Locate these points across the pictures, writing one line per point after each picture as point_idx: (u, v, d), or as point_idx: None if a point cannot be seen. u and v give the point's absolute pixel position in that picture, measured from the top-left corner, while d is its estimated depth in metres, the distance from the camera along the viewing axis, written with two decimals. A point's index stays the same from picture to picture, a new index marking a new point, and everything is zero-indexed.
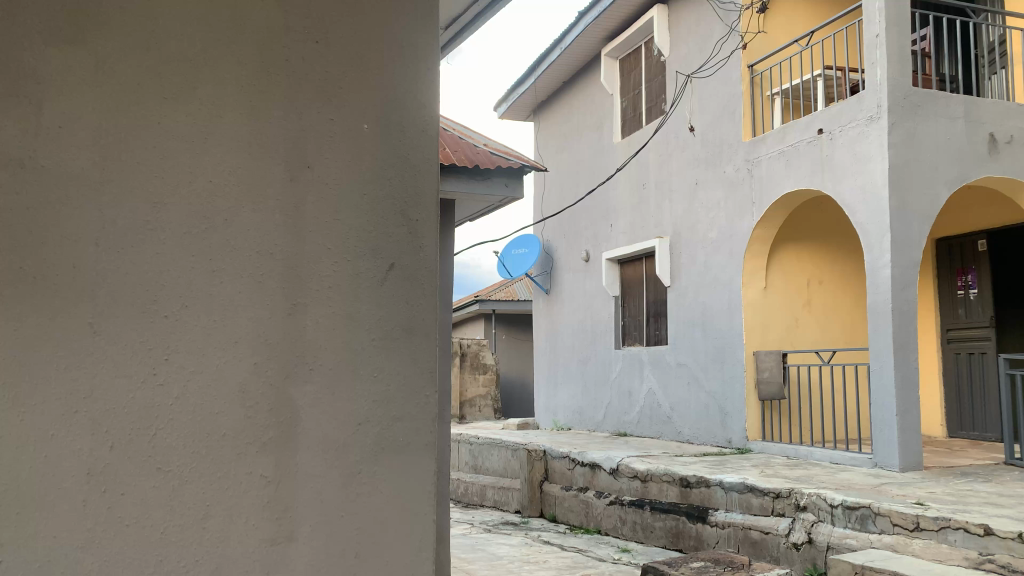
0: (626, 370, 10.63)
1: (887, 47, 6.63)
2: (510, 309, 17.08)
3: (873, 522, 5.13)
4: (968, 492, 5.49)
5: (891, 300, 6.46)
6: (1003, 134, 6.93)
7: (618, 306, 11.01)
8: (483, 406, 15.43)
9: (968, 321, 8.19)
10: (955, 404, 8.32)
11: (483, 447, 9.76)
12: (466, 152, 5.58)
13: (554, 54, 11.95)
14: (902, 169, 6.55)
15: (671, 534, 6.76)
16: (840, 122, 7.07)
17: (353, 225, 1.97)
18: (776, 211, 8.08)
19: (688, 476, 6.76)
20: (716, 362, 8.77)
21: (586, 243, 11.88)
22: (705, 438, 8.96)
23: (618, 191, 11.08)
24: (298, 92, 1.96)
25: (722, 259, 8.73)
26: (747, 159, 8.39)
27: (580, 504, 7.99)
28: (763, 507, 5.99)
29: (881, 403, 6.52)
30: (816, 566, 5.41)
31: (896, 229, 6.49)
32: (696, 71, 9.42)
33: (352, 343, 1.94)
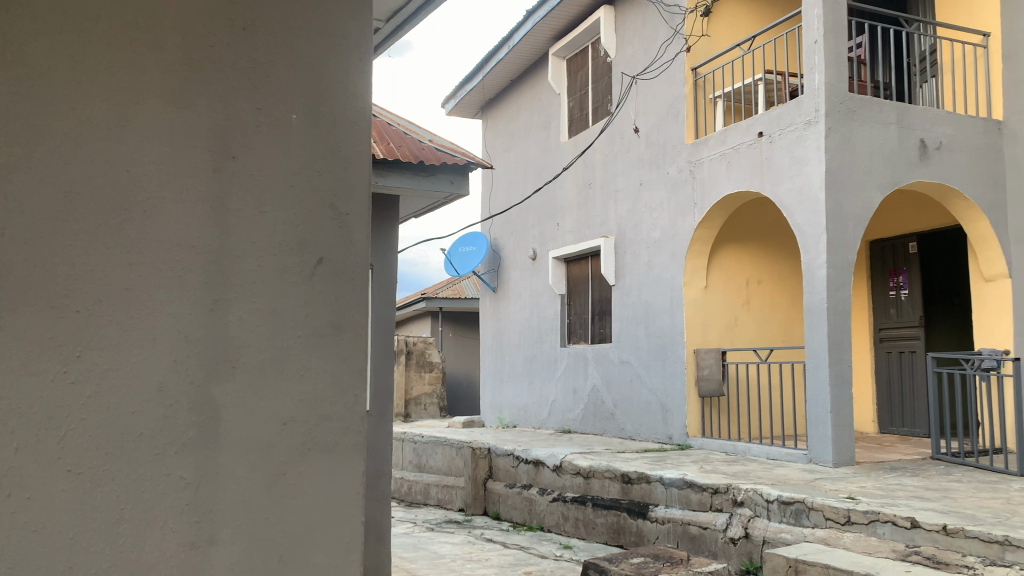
0: (570, 368, 10.70)
1: (824, 54, 6.79)
2: (457, 306, 17.04)
3: (807, 517, 5.27)
4: (896, 486, 5.68)
5: (826, 300, 6.63)
6: (932, 140, 7.17)
7: (564, 304, 11.07)
8: (429, 404, 15.36)
9: (898, 321, 8.46)
10: (886, 401, 8.60)
11: (427, 445, 9.71)
12: (411, 148, 5.52)
13: (502, 52, 11.95)
14: (837, 172, 6.72)
15: (612, 531, 6.82)
16: (779, 125, 7.21)
17: (281, 219, 1.94)
18: (716, 212, 8.21)
19: (630, 472, 6.86)
20: (658, 360, 8.89)
21: (532, 241, 11.92)
22: (646, 434, 9.06)
23: (564, 190, 11.14)
24: (222, 81, 1.91)
25: (665, 260, 8.84)
26: (689, 160, 8.51)
27: (523, 501, 8.00)
28: (702, 503, 6.09)
29: (815, 400, 6.69)
30: (752, 561, 5.50)
31: (832, 231, 6.66)
32: (641, 73, 9.52)
33: (277, 340, 1.91)
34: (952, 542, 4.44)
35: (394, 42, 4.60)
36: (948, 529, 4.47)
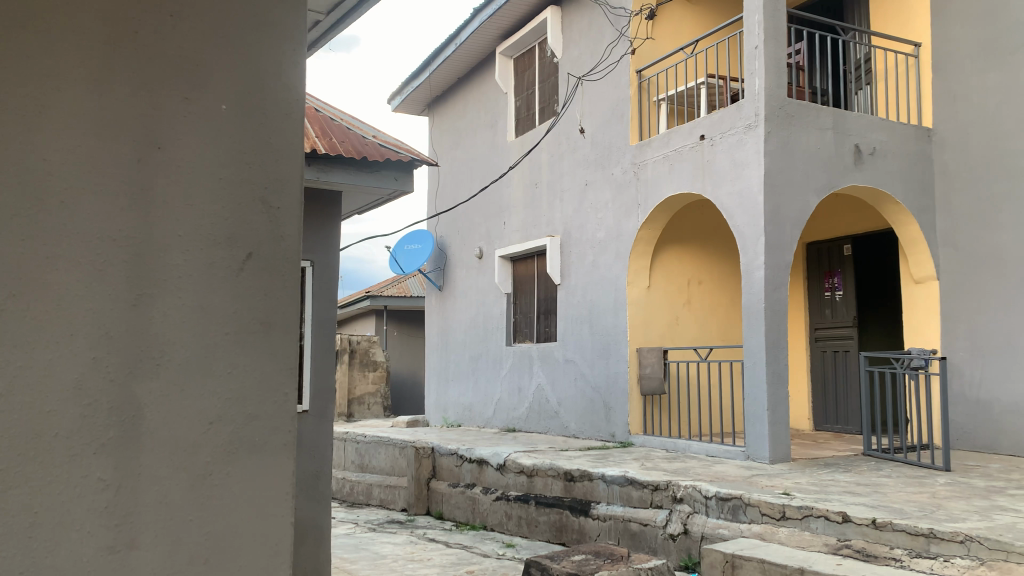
0: (515, 366, 10.72)
1: (765, 59, 6.94)
2: (402, 305, 16.90)
3: (743, 512, 5.37)
4: (829, 482, 5.83)
5: (764, 300, 6.77)
6: (866, 146, 7.37)
7: (510, 303, 11.09)
8: (373, 403, 15.23)
9: (833, 321, 8.70)
10: (820, 399, 8.84)
11: (370, 445, 9.61)
12: (354, 144, 5.45)
13: (449, 49, 11.89)
14: (776, 176, 6.86)
15: (554, 528, 6.85)
16: (720, 128, 7.33)
17: (209, 212, 1.89)
18: (659, 213, 8.31)
19: (573, 470, 6.90)
20: (601, 358, 8.96)
21: (479, 239, 11.92)
22: (589, 432, 9.13)
23: (511, 189, 11.16)
24: (149, 69, 1.85)
25: (609, 259, 8.91)
26: (633, 161, 8.59)
27: (466, 500, 7.98)
28: (642, 500, 6.16)
29: (752, 398, 6.83)
30: (691, 556, 5.60)
31: (770, 233, 6.81)
32: (586, 74, 9.59)
33: (204, 337, 1.86)
34: (881, 535, 4.58)
35: (334, 36, 4.51)
36: (877, 522, 4.61)
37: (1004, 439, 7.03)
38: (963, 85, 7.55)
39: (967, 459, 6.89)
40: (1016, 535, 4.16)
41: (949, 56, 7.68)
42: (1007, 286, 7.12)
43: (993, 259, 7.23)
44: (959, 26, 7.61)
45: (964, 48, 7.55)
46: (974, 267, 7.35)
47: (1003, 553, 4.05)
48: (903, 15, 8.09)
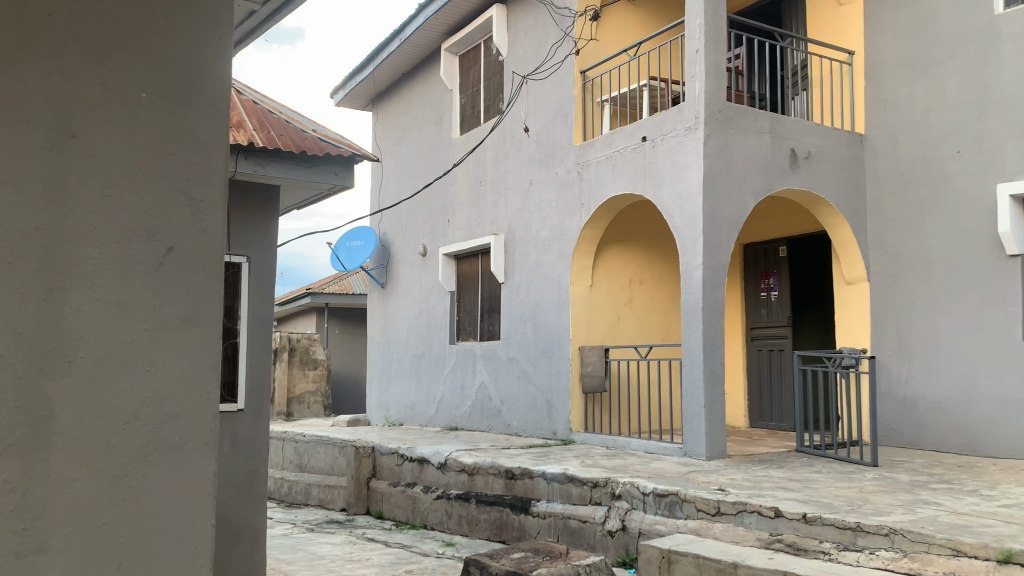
0: (458, 365, 10.69)
1: (705, 63, 7.04)
2: (343, 302, 16.67)
3: (680, 508, 5.44)
4: (762, 477, 5.97)
5: (702, 300, 6.88)
6: (802, 150, 7.56)
7: (453, 301, 11.06)
8: (313, 402, 14.99)
9: (768, 320, 8.91)
10: (756, 396, 9.05)
11: (308, 445, 9.47)
12: (293, 137, 5.32)
13: (393, 44, 11.78)
14: (714, 178, 6.98)
15: (494, 526, 6.86)
16: (661, 131, 7.42)
17: (127, 203, 1.97)
18: (602, 213, 8.37)
19: (514, 468, 6.89)
20: (544, 357, 8.99)
21: (422, 237, 11.85)
22: (532, 430, 9.14)
23: (455, 187, 11.11)
24: (62, 68, 1.91)
25: (553, 258, 8.93)
26: (577, 161, 8.64)
27: (406, 499, 7.91)
28: (582, 497, 6.20)
29: (690, 395, 6.93)
30: (629, 552, 5.68)
31: (708, 234, 6.92)
32: (531, 73, 9.61)
33: (120, 335, 1.93)
34: (811, 529, 4.68)
35: (263, 29, 4.40)
36: (808, 517, 4.71)
37: (928, 434, 7.29)
38: (893, 93, 7.80)
39: (893, 455, 7.13)
40: (937, 528, 4.30)
41: (879, 65, 7.94)
42: (932, 287, 7.38)
43: (920, 261, 7.47)
44: (889, 36, 7.86)
45: (893, 57, 7.81)
46: (902, 269, 7.61)
47: (925, 545, 4.16)
48: (838, 23, 8.33)
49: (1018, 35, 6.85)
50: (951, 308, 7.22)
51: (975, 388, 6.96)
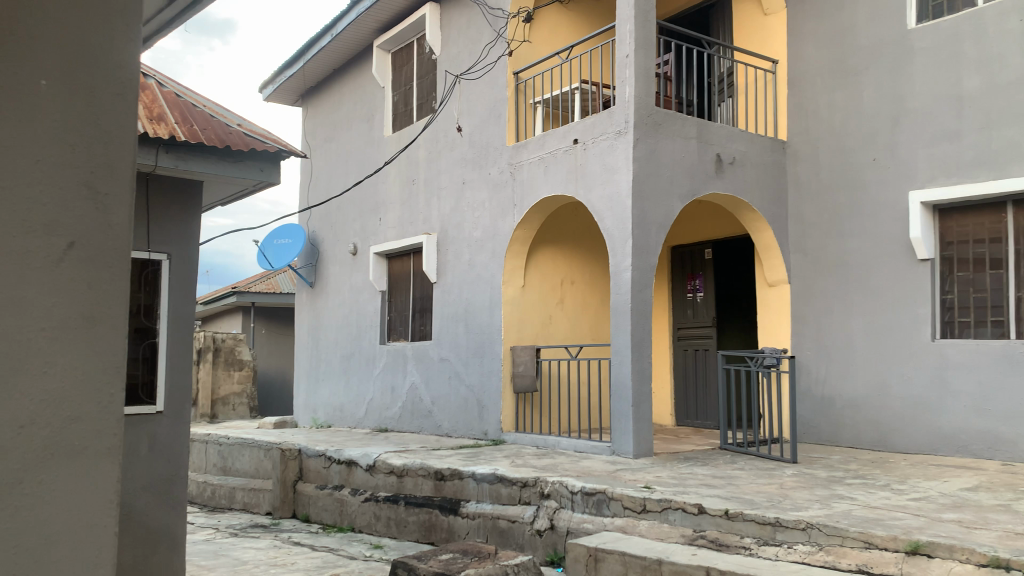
0: (389, 365, 10.58)
1: (635, 68, 7.12)
2: (270, 301, 16.32)
3: (607, 506, 5.50)
4: (688, 475, 6.09)
5: (631, 301, 6.98)
6: (727, 155, 7.75)
7: (384, 301, 10.96)
8: (238, 404, 14.60)
9: (694, 321, 9.12)
10: (682, 395, 9.23)
11: (233, 447, 9.25)
12: (217, 132, 5.19)
13: (324, 40, 11.58)
14: (643, 182, 7.08)
15: (423, 528, 6.82)
16: (593, 133, 7.49)
17: (26, 196, 1.92)
18: (535, 214, 8.41)
19: (443, 469, 6.84)
20: (475, 357, 8.97)
21: (353, 235, 11.70)
22: (462, 430, 9.10)
23: (387, 185, 11.00)
24: None
25: (485, 258, 8.93)
26: (509, 162, 8.65)
27: (334, 502, 7.79)
28: (511, 497, 6.22)
29: (619, 395, 7.02)
30: (556, 551, 5.72)
31: (636, 236, 7.02)
32: (464, 73, 9.60)
33: (16, 334, 1.88)
34: (732, 525, 4.79)
35: (183, 19, 4.23)
36: (729, 513, 4.82)
37: (845, 431, 7.56)
38: (814, 102, 8.07)
39: (811, 452, 7.37)
40: (850, 522, 4.44)
41: (801, 75, 8.20)
42: (848, 289, 7.65)
43: (837, 265, 7.75)
44: (811, 47, 8.13)
45: (815, 67, 8.08)
46: (821, 271, 7.88)
47: (839, 538, 4.31)
48: (764, 33, 8.58)
49: (928, 49, 7.15)
50: (865, 309, 7.50)
51: (888, 387, 7.24)
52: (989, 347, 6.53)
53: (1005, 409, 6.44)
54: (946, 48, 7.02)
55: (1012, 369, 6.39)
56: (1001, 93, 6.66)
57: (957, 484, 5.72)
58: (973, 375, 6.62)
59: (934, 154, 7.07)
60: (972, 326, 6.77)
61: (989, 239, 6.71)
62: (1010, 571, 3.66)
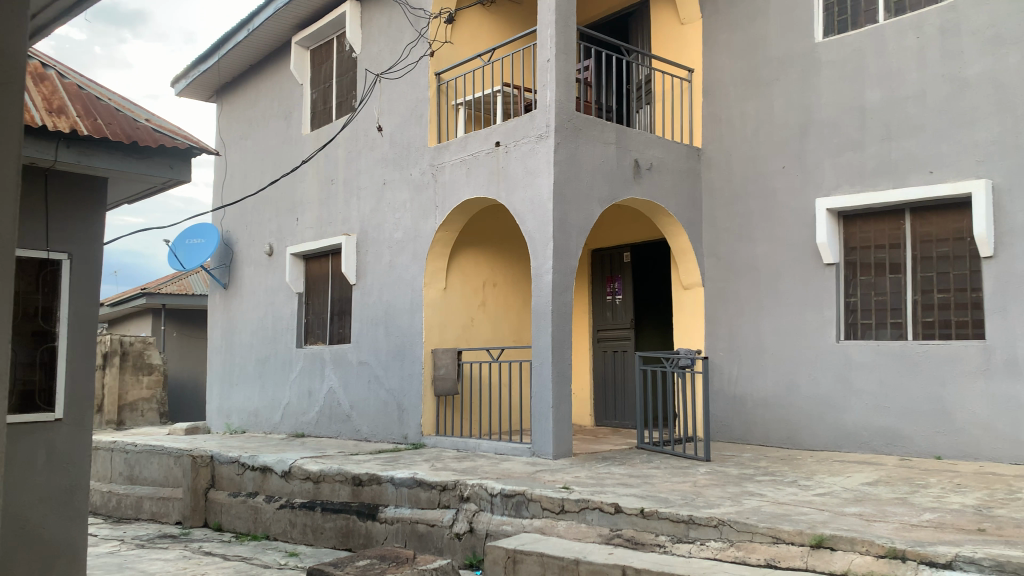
0: (306, 368, 10.36)
1: (556, 73, 7.18)
2: (182, 303, 15.76)
3: (526, 508, 5.52)
4: (605, 475, 6.17)
5: (551, 303, 7.03)
6: (645, 161, 7.90)
7: (301, 303, 10.74)
8: (147, 410, 14.04)
9: (614, 323, 9.27)
10: (601, 396, 9.36)
11: (141, 455, 8.88)
12: (122, 127, 4.96)
13: (241, 34, 11.25)
14: (563, 185, 7.15)
15: (340, 534, 6.71)
16: (514, 136, 7.51)
17: None
18: (456, 217, 8.37)
19: (361, 475, 6.72)
20: (396, 360, 8.87)
21: (269, 235, 11.42)
22: (381, 435, 8.98)
23: (305, 184, 10.77)
24: None
25: (406, 260, 8.84)
26: (431, 163, 8.60)
27: (248, 509, 7.58)
28: (430, 501, 6.17)
29: (539, 397, 7.05)
30: (475, 554, 5.70)
31: (557, 239, 7.08)
32: (385, 72, 9.49)
33: None
34: (648, 524, 4.88)
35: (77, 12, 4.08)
36: (645, 512, 4.90)
37: (755, 430, 7.80)
38: (727, 110, 8.31)
39: (724, 450, 7.60)
40: (759, 518, 4.58)
41: (715, 83, 8.44)
42: (759, 292, 7.90)
43: (749, 269, 8.00)
44: (725, 56, 8.37)
45: (728, 77, 8.32)
46: (734, 275, 8.12)
47: (748, 534, 4.42)
48: (680, 41, 8.79)
49: (834, 63, 7.46)
50: (775, 312, 7.76)
51: (796, 386, 7.51)
52: (888, 348, 6.87)
53: (903, 407, 6.77)
54: (850, 63, 7.34)
55: (910, 368, 6.73)
56: (900, 106, 7.00)
57: (859, 479, 5.98)
58: (874, 375, 6.95)
59: (839, 163, 7.37)
60: (873, 328, 7.10)
61: (889, 245, 7.05)
62: (906, 561, 3.85)
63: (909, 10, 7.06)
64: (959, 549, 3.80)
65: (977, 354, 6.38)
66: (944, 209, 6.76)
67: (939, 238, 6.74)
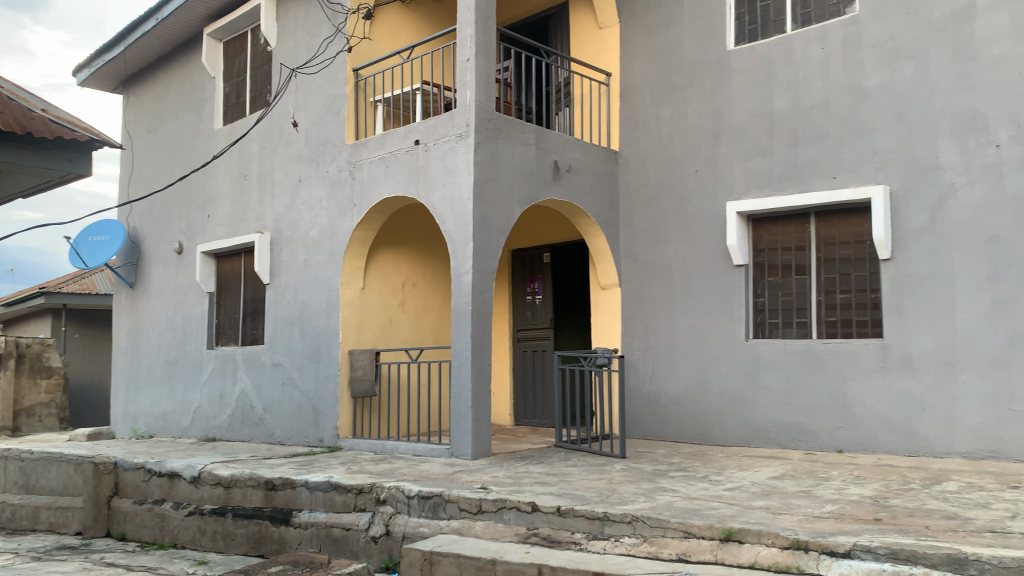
0: (218, 370, 10.04)
1: (475, 72, 7.16)
2: (84, 303, 15.03)
3: (444, 509, 5.49)
4: (522, 474, 6.19)
5: (470, 303, 7.00)
6: (563, 163, 7.98)
7: (212, 303, 10.40)
8: (46, 415, 13.34)
9: (533, 322, 9.33)
10: (521, 396, 9.41)
11: (37, 463, 8.40)
12: (16, 116, 4.70)
13: (148, 24, 10.80)
14: (483, 185, 7.13)
15: (252, 541, 6.51)
16: (434, 135, 7.46)
17: None
18: (374, 215, 8.26)
19: (274, 479, 6.55)
20: (311, 361, 8.69)
21: (178, 233, 11.02)
22: (296, 438, 8.77)
23: (217, 180, 10.43)
24: None
25: (321, 259, 8.67)
26: (348, 161, 8.45)
27: (154, 517, 7.27)
28: (346, 504, 6.06)
29: (457, 398, 7.02)
30: (392, 557, 5.63)
31: (477, 239, 7.06)
32: (301, 66, 9.28)
33: None
34: (564, 522, 4.91)
35: None
36: (561, 510, 4.94)
37: (669, 427, 7.97)
38: (643, 114, 8.47)
39: (639, 447, 7.73)
40: (671, 513, 4.67)
41: (631, 88, 8.58)
42: (673, 292, 8.08)
43: (663, 269, 8.17)
44: (641, 61, 8.53)
45: (644, 81, 8.48)
46: (648, 276, 8.29)
47: (661, 529, 4.51)
48: (597, 45, 8.92)
49: (745, 70, 7.70)
50: (687, 312, 7.94)
51: (707, 384, 7.71)
52: (794, 346, 7.14)
53: (808, 403, 7.05)
54: (760, 71, 7.59)
55: (813, 366, 7.01)
56: (805, 113, 7.28)
57: (767, 473, 6.19)
58: (781, 373, 7.21)
59: (748, 168, 7.61)
60: (780, 327, 7.37)
61: (795, 247, 7.32)
62: (809, 551, 3.99)
63: (814, 22, 7.35)
64: (857, 539, 3.97)
65: (876, 351, 6.69)
66: (845, 213, 7.06)
67: (841, 241, 7.05)
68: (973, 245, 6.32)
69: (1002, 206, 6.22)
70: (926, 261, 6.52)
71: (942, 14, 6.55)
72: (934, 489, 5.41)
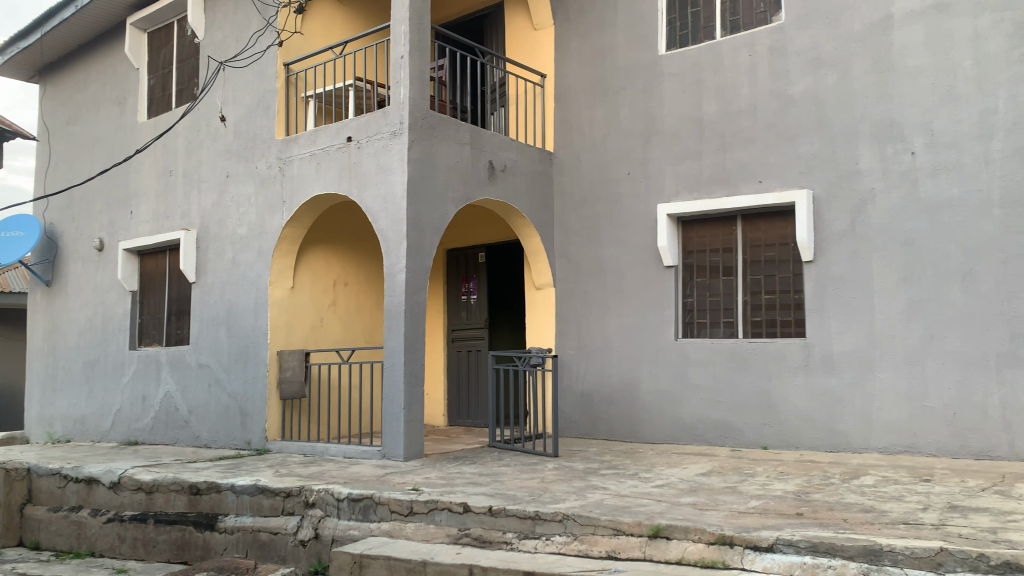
0: (140, 371, 9.70)
1: (409, 70, 7.09)
2: None
3: (374, 511, 5.42)
4: (454, 475, 6.16)
5: (403, 302, 6.93)
6: (498, 163, 7.98)
7: (135, 302, 10.05)
8: None
9: (468, 322, 9.32)
10: (455, 396, 9.38)
11: None
12: None
13: (67, 11, 10.37)
14: (416, 184, 7.07)
15: (175, 547, 6.32)
16: (367, 132, 7.37)
17: None
18: (306, 213, 8.11)
19: (198, 483, 6.36)
20: (238, 362, 8.47)
21: (99, 229, 10.61)
22: (223, 440, 8.54)
23: (140, 175, 10.08)
24: None
25: (250, 257, 8.46)
26: (278, 157, 8.28)
27: (70, 525, 6.97)
28: (273, 508, 5.92)
29: (389, 398, 6.94)
30: (320, 561, 5.53)
31: (410, 238, 6.99)
32: (229, 60, 9.05)
33: None
34: (495, 521, 4.90)
35: None
36: (492, 510, 4.92)
37: (601, 425, 8.05)
38: (577, 116, 8.55)
39: (571, 446, 7.79)
40: (601, 511, 4.72)
41: (566, 90, 8.65)
42: (605, 291, 8.17)
43: (596, 269, 8.25)
44: (575, 63, 8.59)
45: (578, 83, 8.55)
46: (582, 276, 8.36)
47: (591, 527, 4.54)
48: (532, 46, 8.96)
49: (676, 75, 7.83)
50: (619, 311, 8.04)
51: (638, 382, 7.82)
52: (722, 345, 7.30)
53: (734, 401, 7.22)
54: (690, 76, 7.73)
55: (740, 365, 7.19)
56: (734, 118, 7.45)
57: (694, 470, 6.32)
58: (709, 371, 7.36)
59: (679, 171, 7.74)
60: (708, 327, 7.53)
61: (723, 249, 7.49)
62: (733, 546, 4.08)
63: (742, 29, 7.53)
64: (780, 533, 4.07)
65: (799, 350, 6.90)
66: (771, 216, 7.25)
67: (767, 243, 7.24)
68: (890, 248, 6.57)
69: (916, 211, 6.47)
70: (846, 263, 6.75)
71: (862, 25, 6.79)
72: (852, 484, 5.60)
